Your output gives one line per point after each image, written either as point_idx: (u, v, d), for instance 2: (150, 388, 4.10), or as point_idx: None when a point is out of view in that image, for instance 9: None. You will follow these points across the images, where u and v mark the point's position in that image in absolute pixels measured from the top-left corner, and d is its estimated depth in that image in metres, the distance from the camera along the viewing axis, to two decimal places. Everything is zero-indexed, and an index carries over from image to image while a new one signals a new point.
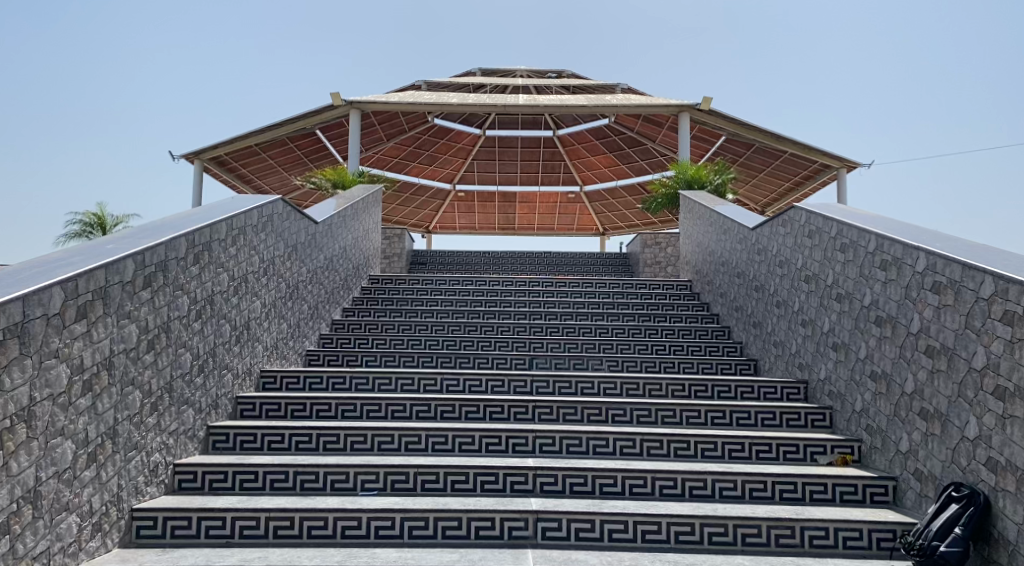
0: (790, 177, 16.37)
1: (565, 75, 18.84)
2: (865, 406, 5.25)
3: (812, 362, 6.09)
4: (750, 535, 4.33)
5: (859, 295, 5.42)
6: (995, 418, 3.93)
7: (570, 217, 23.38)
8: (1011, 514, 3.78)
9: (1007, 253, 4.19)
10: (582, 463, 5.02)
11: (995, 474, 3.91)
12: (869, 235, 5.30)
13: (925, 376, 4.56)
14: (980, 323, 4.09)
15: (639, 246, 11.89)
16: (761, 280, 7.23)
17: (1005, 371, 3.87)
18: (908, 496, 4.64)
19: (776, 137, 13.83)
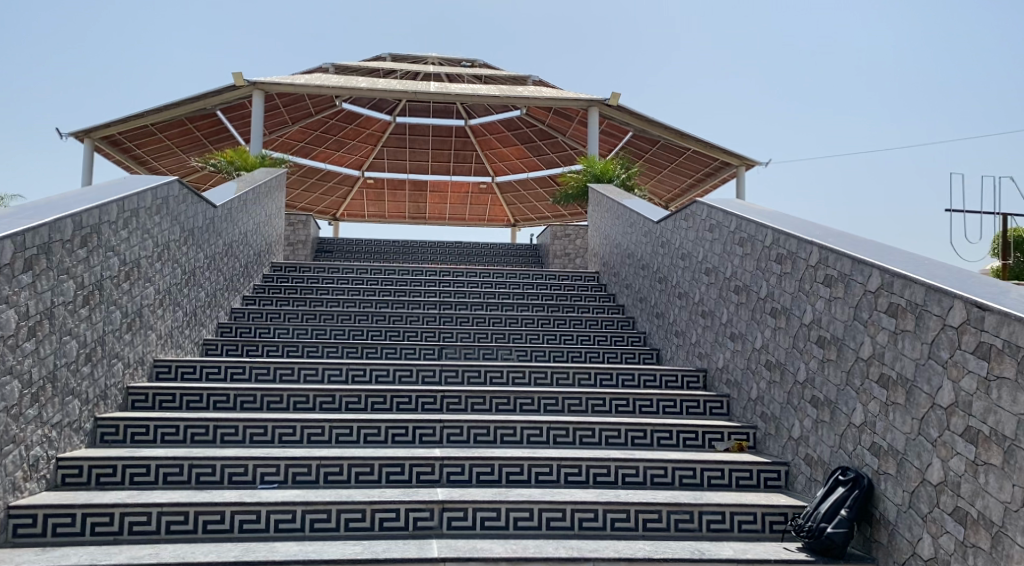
0: (693, 174, 16.89)
1: (478, 65, 18.77)
2: (760, 394, 5.48)
3: (711, 352, 6.30)
4: (651, 521, 4.45)
5: (755, 287, 5.64)
6: (879, 405, 4.18)
7: (480, 207, 23.36)
8: (891, 496, 4.02)
9: (892, 249, 4.45)
10: (490, 452, 5.02)
11: (878, 458, 4.15)
12: (767, 230, 5.51)
13: (816, 365, 4.80)
14: (867, 314, 4.33)
15: (549, 238, 12.00)
16: (665, 272, 7.42)
17: (889, 360, 4.11)
18: (798, 480, 4.88)
19: (680, 134, 14.22)
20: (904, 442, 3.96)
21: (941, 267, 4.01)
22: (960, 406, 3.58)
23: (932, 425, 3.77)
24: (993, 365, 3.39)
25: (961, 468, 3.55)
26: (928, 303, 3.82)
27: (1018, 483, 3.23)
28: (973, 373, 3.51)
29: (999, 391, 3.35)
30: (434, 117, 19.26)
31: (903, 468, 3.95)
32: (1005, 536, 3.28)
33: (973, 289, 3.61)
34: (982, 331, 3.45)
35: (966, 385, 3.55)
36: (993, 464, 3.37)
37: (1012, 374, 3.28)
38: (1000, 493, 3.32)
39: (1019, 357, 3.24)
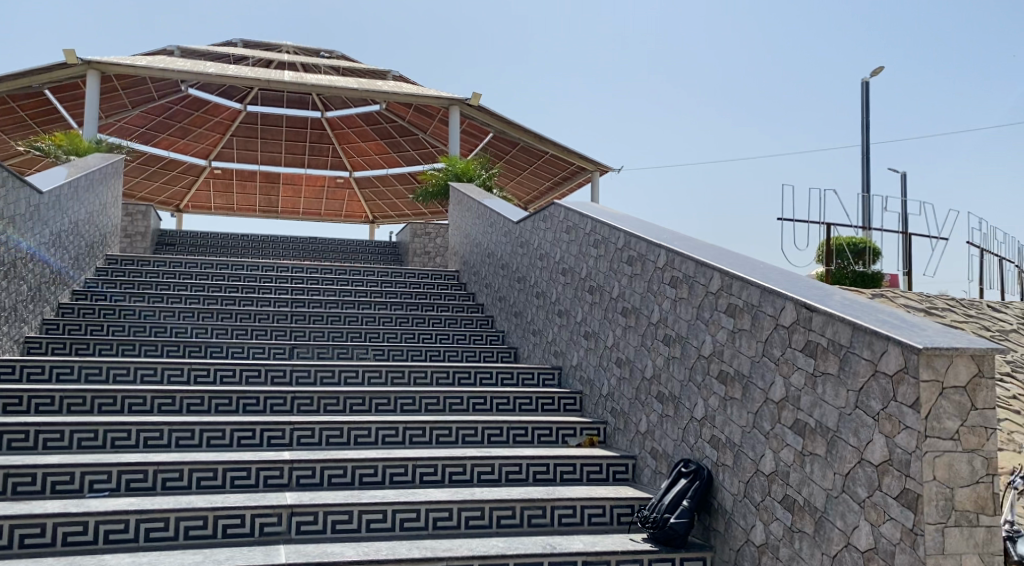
0: (551, 177, 17.26)
1: (336, 56, 18.27)
2: (611, 391, 5.67)
3: (566, 350, 6.46)
4: (504, 517, 4.48)
5: (608, 288, 5.83)
6: (718, 400, 4.43)
7: (337, 202, 22.78)
8: (728, 486, 4.28)
9: (730, 253, 4.73)
10: (343, 453, 4.88)
11: (717, 450, 4.40)
12: (619, 232, 5.70)
13: (662, 361, 5.02)
14: (708, 314, 4.57)
15: (408, 236, 11.85)
16: (523, 272, 7.52)
17: (728, 357, 4.37)
18: (644, 473, 5.08)
19: (539, 138, 14.50)
20: (740, 435, 4.22)
21: (775, 271, 4.30)
22: (790, 400, 3.86)
23: (765, 418, 4.04)
24: (818, 362, 3.67)
25: (789, 458, 3.83)
26: (763, 304, 4.08)
27: (838, 471, 3.53)
28: (801, 370, 3.79)
29: (824, 386, 3.63)
30: (289, 108, 18.54)
31: (739, 459, 4.21)
32: (826, 521, 3.56)
33: (802, 291, 3.90)
34: (810, 331, 3.73)
35: (794, 381, 3.83)
36: (817, 453, 3.66)
37: (835, 371, 3.57)
38: (823, 480, 3.61)
39: (841, 354, 3.53)
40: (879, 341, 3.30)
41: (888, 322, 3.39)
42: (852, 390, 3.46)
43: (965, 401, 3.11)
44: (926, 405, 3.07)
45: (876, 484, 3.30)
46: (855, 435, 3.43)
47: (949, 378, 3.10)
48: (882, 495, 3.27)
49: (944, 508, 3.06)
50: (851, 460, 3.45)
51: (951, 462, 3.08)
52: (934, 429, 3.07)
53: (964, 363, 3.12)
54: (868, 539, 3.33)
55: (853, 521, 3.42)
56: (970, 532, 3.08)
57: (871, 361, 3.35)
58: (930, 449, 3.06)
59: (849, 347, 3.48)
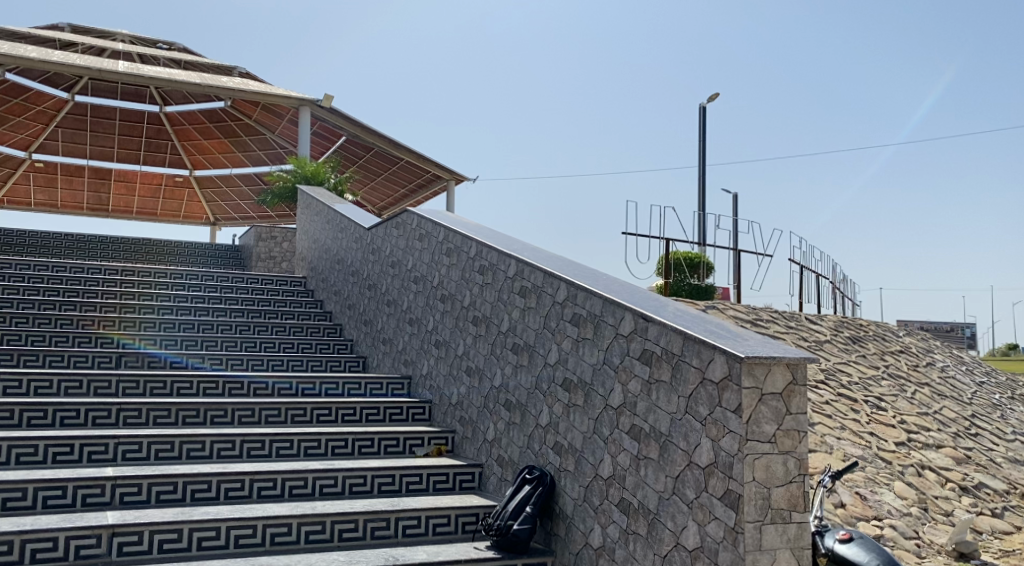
0: (406, 184, 17.14)
1: (176, 49, 17.21)
2: (459, 399, 5.66)
3: (416, 359, 6.39)
4: (346, 530, 4.35)
5: (459, 296, 5.83)
6: (562, 407, 4.53)
7: (176, 202, 21.43)
8: (569, 492, 4.40)
9: (576, 265, 4.86)
10: (173, 468, 4.56)
11: (560, 457, 4.51)
12: (471, 241, 5.73)
13: (511, 370, 5.08)
14: (555, 323, 4.68)
15: (253, 239, 11.33)
16: (373, 280, 7.38)
17: (572, 365, 4.48)
18: (490, 480, 5.12)
19: (393, 144, 14.35)
20: (582, 440, 4.34)
21: (616, 283, 4.47)
22: (627, 406, 4.01)
23: (605, 423, 4.17)
24: (653, 370, 3.85)
25: (626, 462, 3.98)
26: (604, 314, 4.23)
27: (669, 473, 3.70)
28: (638, 377, 3.95)
29: (658, 393, 3.81)
30: (123, 99, 17.23)
31: (580, 464, 4.33)
32: (658, 522, 3.73)
33: (640, 303, 4.07)
34: (646, 340, 3.90)
35: (631, 388, 3.99)
36: (651, 457, 3.82)
37: (668, 378, 3.75)
38: (655, 483, 3.78)
39: (673, 362, 3.71)
40: (707, 349, 3.50)
41: (715, 332, 3.61)
42: (682, 396, 3.64)
43: (781, 406, 3.36)
44: (747, 410, 3.29)
45: (703, 485, 3.49)
46: (685, 439, 3.62)
47: (767, 384, 3.33)
48: (708, 496, 3.46)
49: (761, 507, 3.28)
50: (681, 463, 3.64)
51: (768, 464, 3.31)
52: (754, 433, 3.29)
53: (781, 371, 3.37)
54: (695, 538, 3.51)
55: (682, 522, 3.60)
56: (784, 528, 3.32)
57: (699, 369, 3.55)
58: (750, 451, 3.29)
59: (680, 355, 3.67)
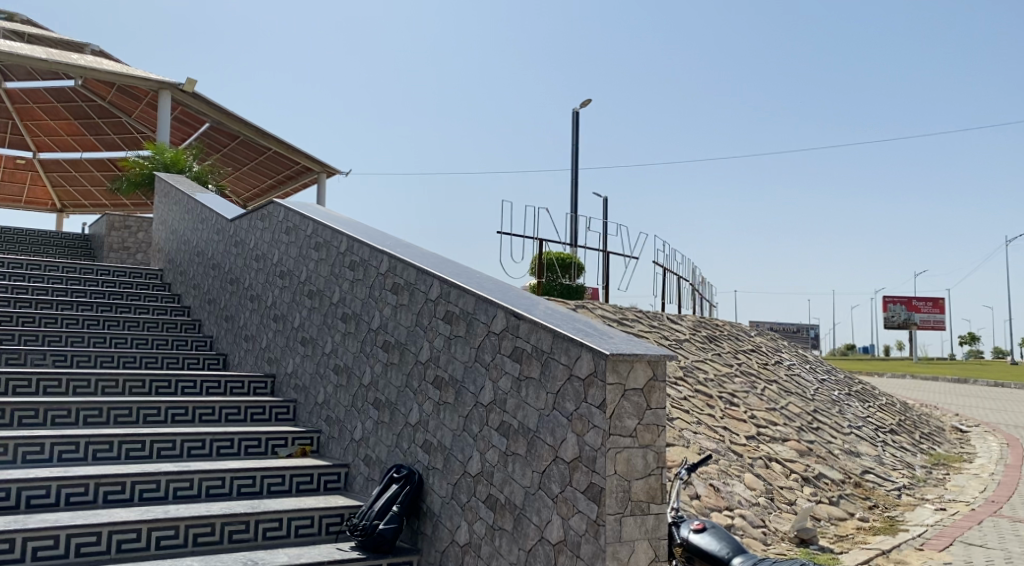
0: (274, 175, 16.54)
1: (19, 20, 15.77)
2: (326, 398, 5.52)
3: (281, 356, 6.17)
4: (202, 535, 4.13)
5: (328, 292, 5.68)
6: (432, 405, 4.51)
7: (17, 186, 19.66)
8: (437, 490, 4.39)
9: (448, 263, 4.85)
10: (6, 473, 4.19)
11: (428, 455, 4.49)
12: (341, 236, 5.59)
13: (380, 368, 5.00)
14: (427, 320, 4.64)
15: (103, 228, 10.56)
16: (236, 274, 7.06)
17: (443, 363, 4.47)
18: (357, 480, 5.02)
19: (261, 133, 13.80)
20: (451, 438, 4.33)
21: (489, 282, 4.49)
22: (497, 404, 4.04)
23: (474, 421, 4.19)
24: (523, 367, 3.90)
25: (494, 459, 4.02)
26: (476, 312, 4.24)
27: (535, 469, 3.77)
28: (508, 374, 3.99)
29: (527, 389, 3.86)
30: None
31: (448, 462, 4.33)
32: (524, 517, 3.79)
33: (511, 301, 4.11)
34: (517, 337, 3.94)
35: (502, 385, 4.03)
36: (519, 453, 3.87)
37: (537, 375, 3.81)
38: (522, 479, 3.84)
39: (543, 360, 3.78)
40: (575, 347, 3.59)
41: (582, 330, 3.70)
42: (550, 393, 3.72)
43: (642, 401, 3.49)
44: (610, 406, 3.40)
45: (568, 480, 3.57)
46: (552, 435, 3.69)
47: (629, 380, 3.46)
48: (572, 490, 3.55)
49: (622, 499, 3.40)
50: (547, 459, 3.71)
51: (629, 457, 3.44)
52: (616, 427, 3.41)
53: (642, 367, 3.50)
54: (559, 532, 3.60)
55: (547, 516, 3.67)
56: (642, 519, 3.46)
57: (567, 366, 3.63)
58: (612, 445, 3.40)
59: (549, 353, 3.74)
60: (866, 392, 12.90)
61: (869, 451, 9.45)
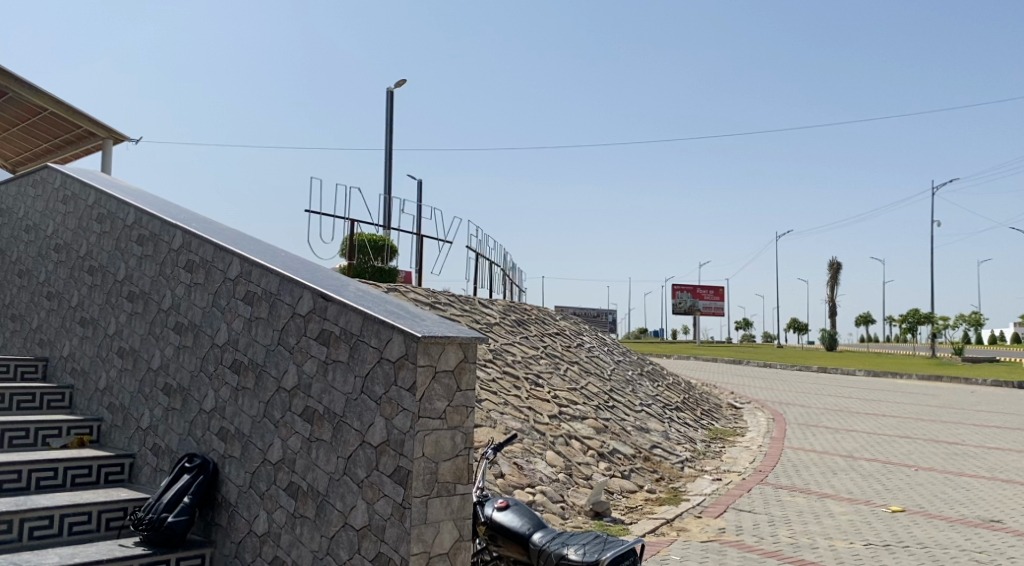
0: (49, 139, 14.75)
1: None
2: (108, 384, 5.04)
3: (55, 339, 5.54)
4: None
5: (111, 269, 5.17)
6: (229, 390, 4.26)
7: None
8: (233, 478, 4.16)
9: (253, 241, 4.60)
10: None
11: (224, 443, 4.24)
12: (128, 208, 5.10)
13: (171, 351, 4.64)
14: (225, 301, 4.37)
15: None
16: (2, 245, 6.22)
17: (243, 346, 4.22)
18: (143, 471, 4.64)
19: (33, 90, 12.25)
20: (250, 425, 4.12)
21: (295, 262, 4.31)
22: (301, 388, 3.90)
23: (276, 406, 4.01)
24: (330, 350, 3.79)
25: (296, 445, 3.87)
26: (280, 292, 4.05)
27: (340, 454, 3.68)
28: (314, 358, 3.86)
29: (333, 373, 3.76)
30: None
31: (246, 450, 4.12)
32: (327, 504, 3.70)
33: (318, 281, 3.97)
34: (324, 320, 3.82)
35: (307, 369, 3.88)
36: (324, 439, 3.77)
37: (345, 358, 3.72)
38: (326, 465, 3.74)
39: (352, 342, 3.69)
40: (385, 330, 3.53)
41: (393, 312, 3.66)
42: (358, 376, 3.64)
43: (452, 383, 3.52)
44: (420, 388, 3.39)
45: (374, 464, 3.53)
46: (359, 419, 3.62)
47: (440, 362, 3.47)
48: (377, 474, 3.51)
49: (428, 481, 3.42)
50: (353, 443, 3.64)
51: (437, 439, 3.46)
52: (426, 410, 3.41)
53: (454, 350, 3.53)
54: (363, 517, 3.56)
55: (351, 502, 3.61)
56: (448, 500, 3.51)
57: (377, 349, 3.57)
58: (421, 427, 3.39)
59: (358, 335, 3.66)
60: (656, 373, 13.94)
61: (658, 427, 10.23)
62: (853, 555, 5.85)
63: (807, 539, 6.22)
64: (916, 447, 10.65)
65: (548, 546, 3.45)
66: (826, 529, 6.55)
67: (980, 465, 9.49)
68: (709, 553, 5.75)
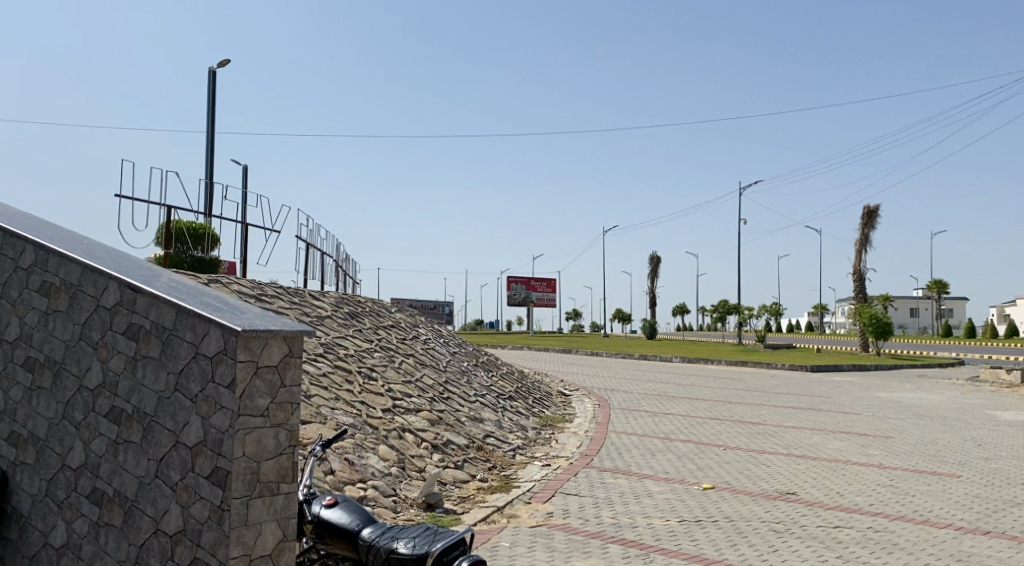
0: None
1: None
2: None
3: None
4: None
5: None
6: (22, 391, 3.87)
7: None
8: (26, 487, 3.81)
9: (50, 227, 4.19)
10: None
11: (15, 448, 3.86)
12: None
13: None
14: (16, 293, 3.94)
15: None
16: None
17: (37, 342, 3.84)
18: None
19: None
20: (46, 428, 3.77)
21: (98, 249, 3.96)
22: (106, 387, 3.60)
23: (77, 407, 3.69)
24: (139, 345, 3.52)
25: (101, 449, 3.59)
26: (82, 283, 3.70)
27: (152, 456, 3.45)
28: (121, 354, 3.57)
29: (143, 369, 3.50)
30: None
31: (42, 455, 3.77)
32: (136, 510, 3.46)
33: (126, 271, 3.67)
34: (133, 313, 3.54)
35: (113, 366, 3.59)
36: (132, 441, 3.51)
37: (156, 354, 3.47)
38: (135, 468, 3.48)
39: (164, 337, 3.44)
40: (202, 324, 3.32)
41: (211, 305, 3.44)
42: (171, 373, 3.41)
43: (275, 379, 3.36)
44: (241, 385, 3.22)
45: (190, 466, 3.33)
46: (172, 419, 3.39)
47: (262, 358, 3.30)
48: (193, 476, 3.31)
49: (249, 482, 3.26)
50: (166, 445, 3.41)
51: (259, 437, 3.30)
52: (246, 407, 3.25)
53: (277, 344, 3.37)
54: (177, 522, 3.35)
55: (163, 506, 3.39)
56: (270, 500, 3.36)
57: (192, 343, 3.35)
58: (241, 426, 3.23)
59: (172, 330, 3.42)
60: (490, 363, 14.17)
61: (491, 417, 10.41)
62: (670, 532, 6.27)
63: (628, 519, 6.59)
64: (724, 427, 11.58)
65: (378, 541, 3.40)
66: (645, 508, 6.97)
67: (778, 442, 10.48)
68: (537, 538, 5.94)
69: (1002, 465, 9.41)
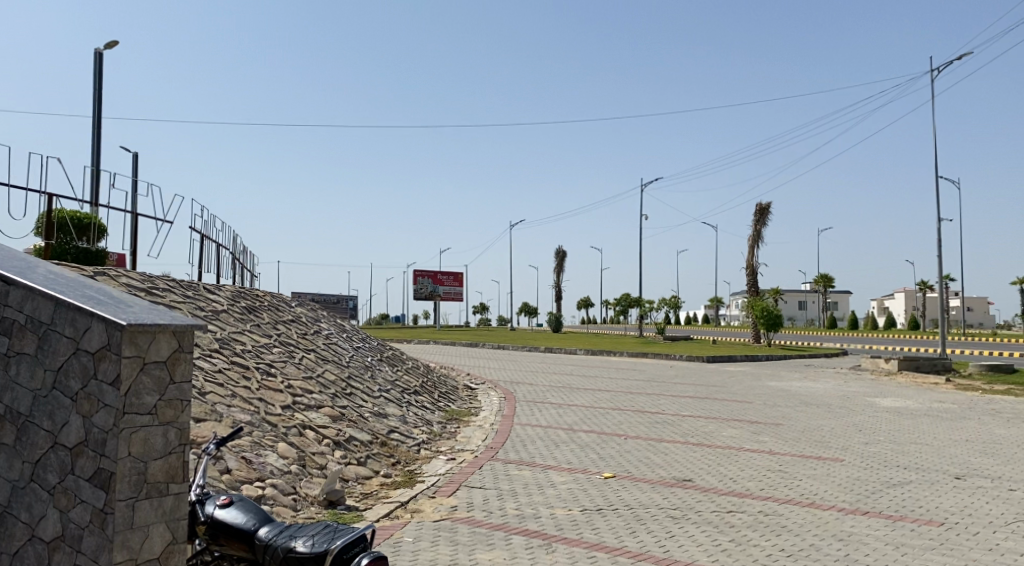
0: None
1: None
2: None
3: None
4: None
5: None
6: None
7: None
8: None
9: None
10: None
11: None
12: None
13: None
14: None
15: None
16: None
17: None
18: None
19: None
20: None
21: None
22: None
23: None
24: (13, 341, 3.32)
25: None
26: None
27: (27, 458, 3.28)
28: None
29: (17, 366, 3.31)
30: None
31: None
32: (9, 516, 3.31)
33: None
34: (6, 307, 3.34)
35: None
36: (5, 442, 3.33)
37: (31, 350, 3.27)
38: (9, 471, 3.32)
39: (40, 332, 3.25)
40: (82, 317, 3.15)
41: (93, 297, 3.26)
42: (49, 369, 3.22)
43: (164, 375, 3.20)
44: (126, 382, 3.06)
45: (69, 468, 3.16)
46: (49, 418, 3.22)
47: (150, 353, 3.15)
48: (72, 479, 3.15)
49: (135, 482, 3.11)
50: (42, 445, 3.24)
51: (145, 436, 3.15)
52: (132, 405, 3.09)
53: (166, 339, 3.21)
54: (54, 528, 3.20)
55: (39, 511, 3.24)
56: (158, 501, 3.20)
57: (72, 338, 3.17)
58: (126, 425, 3.08)
59: (49, 324, 3.23)
60: (395, 357, 14.05)
61: (395, 412, 10.32)
62: (571, 521, 6.39)
63: (531, 510, 6.67)
64: (624, 417, 11.90)
65: (275, 540, 3.32)
66: (548, 498, 7.08)
67: (675, 431, 10.85)
68: (441, 532, 5.93)
69: (879, 448, 10.05)
